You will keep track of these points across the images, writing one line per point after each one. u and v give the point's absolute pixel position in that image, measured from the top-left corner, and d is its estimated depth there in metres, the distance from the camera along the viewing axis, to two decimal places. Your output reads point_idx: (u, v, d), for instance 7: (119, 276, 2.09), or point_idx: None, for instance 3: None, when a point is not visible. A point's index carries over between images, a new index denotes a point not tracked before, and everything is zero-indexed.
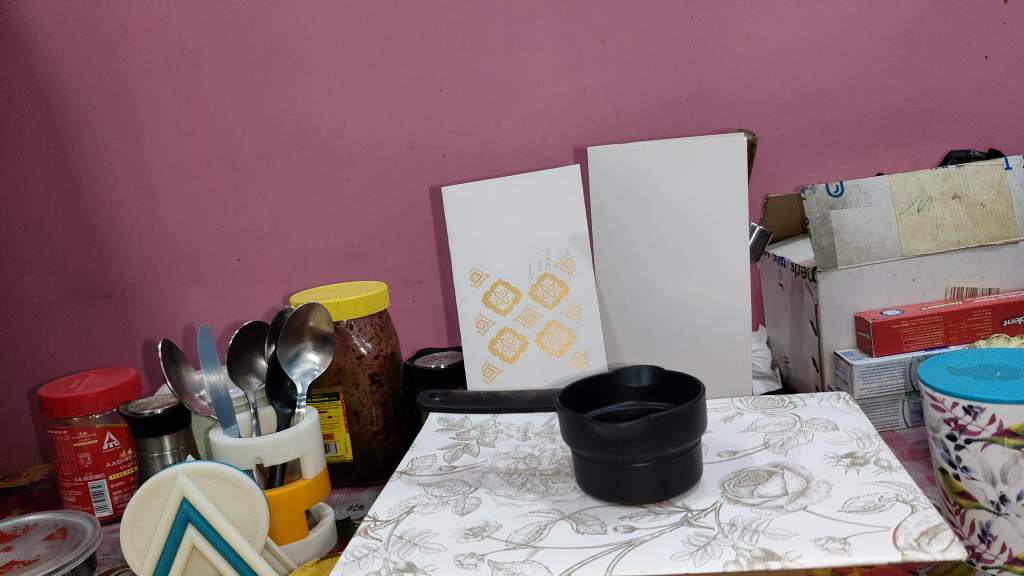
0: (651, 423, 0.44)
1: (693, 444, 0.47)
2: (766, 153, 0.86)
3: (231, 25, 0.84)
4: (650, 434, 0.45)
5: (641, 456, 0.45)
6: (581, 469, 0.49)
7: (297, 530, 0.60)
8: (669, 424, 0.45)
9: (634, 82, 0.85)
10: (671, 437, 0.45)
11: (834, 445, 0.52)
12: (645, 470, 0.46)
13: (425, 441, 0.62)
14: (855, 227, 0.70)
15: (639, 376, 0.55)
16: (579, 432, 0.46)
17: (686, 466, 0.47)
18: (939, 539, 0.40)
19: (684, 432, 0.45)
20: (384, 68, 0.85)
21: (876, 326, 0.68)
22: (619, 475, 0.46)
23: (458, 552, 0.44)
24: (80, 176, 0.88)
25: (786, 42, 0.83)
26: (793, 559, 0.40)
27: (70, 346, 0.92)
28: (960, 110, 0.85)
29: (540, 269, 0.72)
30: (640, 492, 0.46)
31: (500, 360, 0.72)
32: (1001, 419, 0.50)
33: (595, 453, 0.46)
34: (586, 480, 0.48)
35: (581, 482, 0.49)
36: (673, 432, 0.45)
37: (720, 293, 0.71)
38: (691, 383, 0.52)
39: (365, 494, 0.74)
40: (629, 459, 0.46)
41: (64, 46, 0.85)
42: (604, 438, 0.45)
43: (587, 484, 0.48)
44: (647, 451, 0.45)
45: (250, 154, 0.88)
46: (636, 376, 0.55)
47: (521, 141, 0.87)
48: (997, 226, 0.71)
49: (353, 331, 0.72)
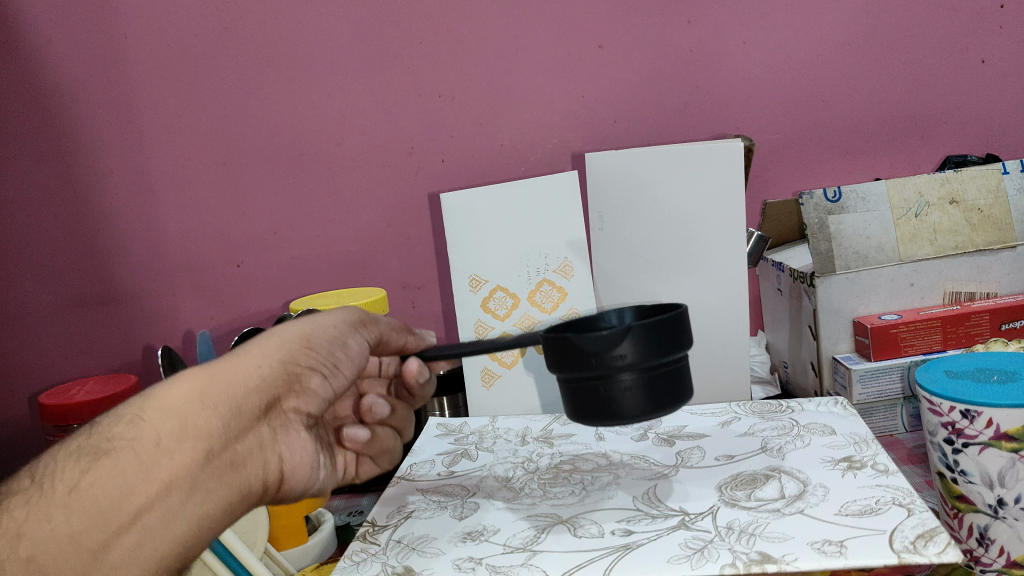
0: (639, 330, 0.44)
1: (680, 357, 0.47)
2: (763, 159, 0.87)
3: (231, 32, 0.85)
4: (639, 339, 0.44)
5: (627, 367, 0.44)
6: (573, 395, 0.47)
7: (297, 535, 0.63)
8: (658, 330, 0.45)
9: (632, 87, 0.85)
10: (660, 346, 0.45)
11: (832, 449, 0.52)
12: (633, 383, 0.45)
13: (424, 447, 0.62)
14: (853, 231, 0.71)
15: (627, 330, 0.54)
16: (568, 348, 0.45)
17: (675, 380, 0.47)
18: (935, 542, 0.40)
19: (675, 344, 0.45)
20: (383, 74, 0.86)
21: (875, 330, 0.68)
22: (605, 393, 0.45)
23: (457, 556, 0.45)
24: (80, 181, 0.89)
25: (783, 47, 0.83)
26: (789, 562, 0.40)
27: (70, 352, 0.93)
28: (957, 115, 0.85)
29: (539, 274, 0.73)
30: (627, 405, 0.45)
31: (499, 365, 0.73)
32: (998, 423, 0.50)
33: (581, 370, 0.45)
34: (577, 404, 0.47)
35: (573, 412, 0.48)
36: (663, 339, 0.45)
37: (718, 299, 0.71)
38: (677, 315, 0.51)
39: (364, 499, 0.77)
40: (615, 369, 0.44)
41: (64, 53, 0.86)
42: (592, 353, 0.44)
43: (578, 409, 0.47)
44: (633, 364, 0.44)
45: (250, 160, 0.88)
46: (623, 329, 0.54)
47: (520, 147, 0.87)
48: (994, 230, 0.71)
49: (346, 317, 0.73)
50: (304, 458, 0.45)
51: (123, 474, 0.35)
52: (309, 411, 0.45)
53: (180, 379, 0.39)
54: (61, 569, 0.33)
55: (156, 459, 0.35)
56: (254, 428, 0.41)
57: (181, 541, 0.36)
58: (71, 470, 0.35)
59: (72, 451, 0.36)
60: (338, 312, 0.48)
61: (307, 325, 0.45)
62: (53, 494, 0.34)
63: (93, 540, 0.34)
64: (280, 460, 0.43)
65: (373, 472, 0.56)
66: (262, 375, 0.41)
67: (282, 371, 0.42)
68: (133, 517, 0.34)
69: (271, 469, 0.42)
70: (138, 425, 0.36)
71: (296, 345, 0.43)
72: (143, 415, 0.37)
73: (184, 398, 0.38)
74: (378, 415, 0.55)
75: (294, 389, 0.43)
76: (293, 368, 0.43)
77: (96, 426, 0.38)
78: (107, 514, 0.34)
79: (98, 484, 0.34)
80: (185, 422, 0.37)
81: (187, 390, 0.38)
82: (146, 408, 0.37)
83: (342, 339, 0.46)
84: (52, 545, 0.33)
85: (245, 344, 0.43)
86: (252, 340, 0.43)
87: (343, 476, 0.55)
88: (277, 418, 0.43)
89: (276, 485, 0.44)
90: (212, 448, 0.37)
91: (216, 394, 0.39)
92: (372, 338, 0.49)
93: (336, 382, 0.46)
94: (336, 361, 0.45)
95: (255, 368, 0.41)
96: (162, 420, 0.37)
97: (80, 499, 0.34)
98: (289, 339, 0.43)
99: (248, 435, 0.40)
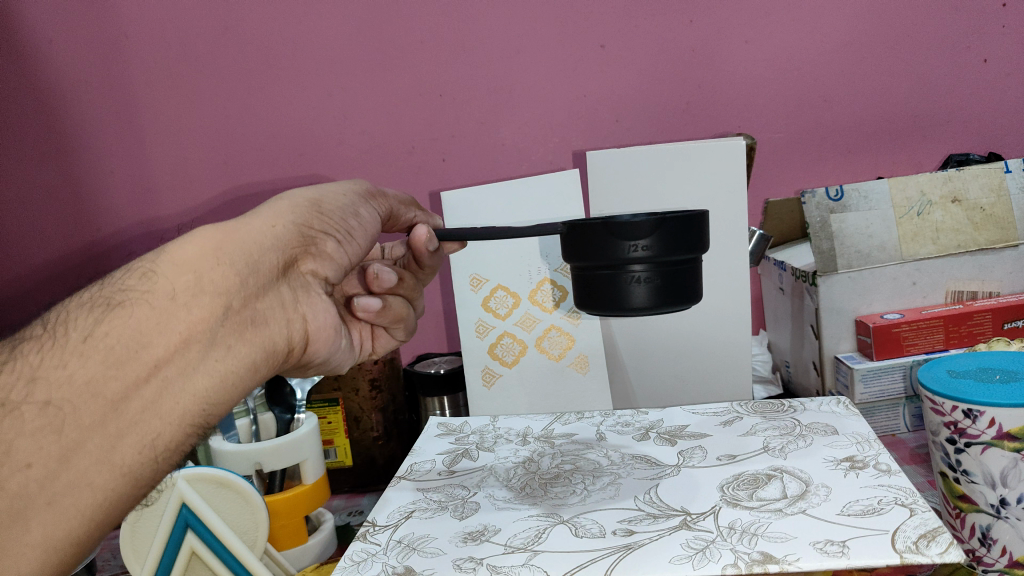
0: (659, 223, 0.43)
1: (695, 259, 0.46)
2: (765, 158, 0.87)
3: (231, 31, 0.85)
4: (660, 232, 0.43)
5: (641, 258, 0.44)
6: (585, 284, 0.47)
7: (297, 536, 0.63)
8: (679, 228, 0.44)
9: (633, 86, 0.85)
10: (681, 245, 0.44)
11: (834, 449, 0.52)
12: (643, 276, 0.44)
13: (425, 445, 0.62)
14: (855, 230, 0.70)
15: None
16: (588, 232, 0.45)
17: (687, 280, 0.46)
18: (938, 542, 0.40)
19: (693, 244, 0.44)
20: (384, 73, 0.86)
21: (877, 330, 0.68)
22: (618, 282, 0.45)
23: (457, 556, 0.44)
24: (81, 180, 0.89)
25: (785, 45, 0.83)
26: (791, 562, 0.40)
27: None
28: (959, 114, 0.85)
29: (540, 273, 0.73)
30: (635, 298, 0.45)
31: (500, 365, 0.72)
32: (1000, 422, 0.50)
33: (597, 257, 0.45)
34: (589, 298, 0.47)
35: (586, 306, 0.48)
36: (684, 240, 0.44)
37: (719, 298, 0.71)
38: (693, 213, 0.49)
39: (365, 499, 0.77)
40: (624, 263, 0.44)
41: (63, 51, 0.85)
42: (611, 237, 0.44)
43: (590, 303, 0.47)
44: (649, 256, 0.44)
45: (250, 159, 0.88)
46: None
47: (520, 146, 0.87)
48: (996, 229, 0.71)
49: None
50: (326, 322, 0.44)
51: (140, 323, 0.33)
52: (330, 279, 0.43)
53: (194, 233, 0.36)
54: (79, 417, 0.31)
55: (174, 312, 0.34)
56: (276, 287, 0.39)
57: (204, 397, 0.34)
58: (85, 318, 0.33)
59: (85, 301, 0.35)
60: (346, 184, 0.46)
61: (316, 192, 0.43)
62: (67, 342, 0.33)
63: (112, 390, 0.32)
64: (304, 322, 0.42)
65: (390, 343, 0.59)
66: (279, 235, 0.39)
67: (298, 233, 0.40)
68: (152, 368, 0.33)
69: (295, 329, 0.41)
70: (153, 278, 0.34)
71: (309, 208, 0.41)
72: (157, 269, 0.35)
73: (201, 252, 0.35)
74: (386, 283, 0.53)
75: (314, 251, 0.41)
76: (309, 232, 0.41)
77: (107, 280, 0.36)
78: (126, 364, 0.32)
79: (115, 332, 0.33)
80: (204, 275, 0.35)
81: (203, 243, 0.36)
82: (161, 261, 0.35)
83: (354, 210, 0.45)
84: (67, 390, 0.31)
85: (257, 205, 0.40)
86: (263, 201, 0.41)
87: (362, 350, 0.58)
88: (299, 281, 0.41)
89: (300, 345, 0.43)
90: (232, 303, 0.35)
91: (232, 251, 0.36)
92: (380, 210, 0.48)
93: (351, 250, 0.44)
94: (349, 229, 0.44)
95: (272, 227, 0.39)
96: (179, 274, 0.35)
97: (96, 346, 0.32)
98: (301, 203, 0.41)
99: (270, 294, 0.38)
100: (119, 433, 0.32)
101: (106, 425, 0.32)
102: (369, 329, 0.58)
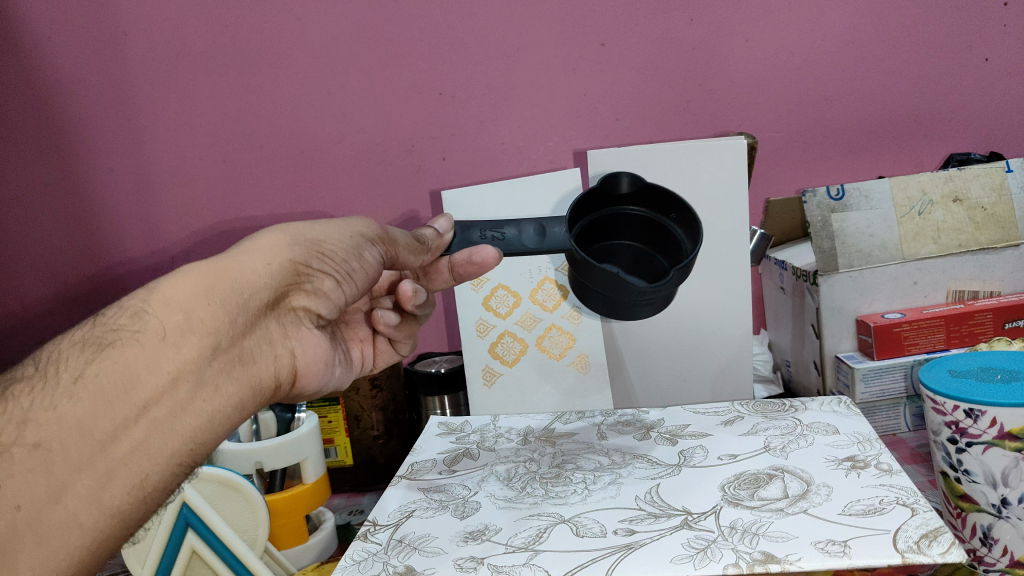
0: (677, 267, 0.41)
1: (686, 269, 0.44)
2: (765, 157, 0.87)
3: (231, 29, 0.84)
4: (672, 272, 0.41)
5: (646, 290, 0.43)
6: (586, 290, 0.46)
7: (297, 535, 0.63)
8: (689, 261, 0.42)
9: (633, 85, 0.85)
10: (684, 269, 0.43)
11: (835, 448, 0.52)
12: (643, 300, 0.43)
13: (425, 445, 0.62)
14: (856, 229, 0.70)
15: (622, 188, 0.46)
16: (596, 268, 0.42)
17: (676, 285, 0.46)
18: (939, 542, 0.40)
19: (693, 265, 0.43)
20: (384, 72, 0.85)
21: (878, 329, 0.68)
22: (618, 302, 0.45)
23: (458, 556, 0.44)
24: (80, 179, 0.89)
25: (785, 44, 0.83)
26: (792, 562, 0.39)
27: None
28: (960, 113, 0.85)
29: (541, 272, 0.73)
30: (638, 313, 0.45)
31: (500, 364, 0.72)
32: (1002, 422, 0.50)
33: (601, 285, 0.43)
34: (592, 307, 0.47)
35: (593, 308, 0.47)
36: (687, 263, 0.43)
37: (720, 297, 0.71)
38: (675, 212, 0.46)
39: (365, 498, 0.77)
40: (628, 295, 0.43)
41: (63, 50, 0.85)
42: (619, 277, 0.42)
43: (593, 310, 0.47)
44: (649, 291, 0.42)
45: (250, 157, 0.88)
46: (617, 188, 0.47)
47: (520, 145, 0.87)
48: (997, 229, 0.70)
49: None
50: (318, 356, 0.45)
51: (130, 364, 0.34)
52: (323, 314, 0.43)
53: (183, 271, 0.37)
54: (68, 456, 0.33)
55: (162, 353, 0.34)
56: (263, 323, 0.39)
57: (192, 436, 0.36)
58: (77, 358, 0.34)
59: (76, 340, 0.35)
60: (351, 220, 0.43)
61: (320, 228, 0.41)
62: (60, 383, 0.34)
63: (101, 429, 0.33)
64: (292, 356, 0.43)
65: (393, 357, 0.59)
66: (272, 274, 0.38)
67: (289, 273, 0.39)
68: (141, 409, 0.34)
69: (283, 363, 0.42)
70: (143, 317, 0.35)
71: (309, 247, 0.40)
72: (147, 308, 0.35)
73: (190, 291, 0.36)
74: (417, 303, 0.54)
75: (309, 286, 0.41)
76: (302, 271, 0.40)
77: (100, 316, 0.36)
78: (113, 405, 0.33)
79: (105, 374, 0.34)
80: (193, 315, 0.35)
81: (192, 285, 0.36)
82: (152, 300, 0.35)
83: (355, 248, 0.42)
84: (57, 430, 0.33)
85: (251, 238, 0.39)
86: (257, 231, 0.40)
87: (363, 367, 0.57)
88: (288, 316, 0.42)
89: (290, 380, 0.44)
90: (220, 342, 0.36)
91: (221, 293, 0.36)
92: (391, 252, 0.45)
93: (349, 289, 0.43)
94: (350, 269, 0.42)
95: (267, 267, 0.38)
96: (168, 314, 0.35)
97: (87, 386, 0.33)
98: (299, 241, 0.40)
99: (257, 331, 0.39)
100: (108, 471, 0.33)
101: (94, 466, 0.33)
102: (371, 343, 0.57)
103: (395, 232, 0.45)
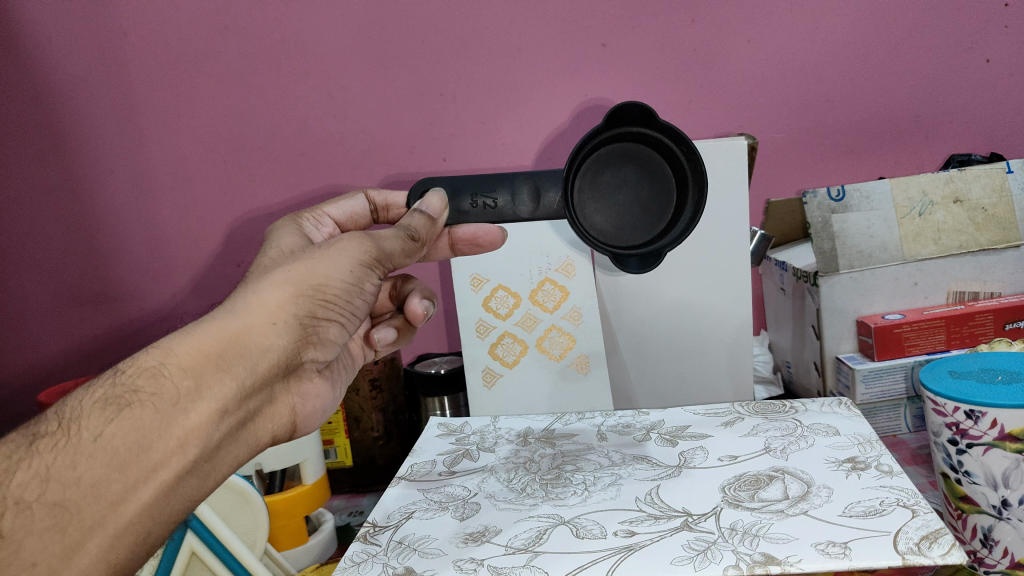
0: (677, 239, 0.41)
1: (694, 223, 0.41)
2: (765, 158, 0.87)
3: (231, 30, 0.84)
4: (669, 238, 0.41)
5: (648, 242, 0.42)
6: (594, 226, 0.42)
7: (297, 537, 0.63)
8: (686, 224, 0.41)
9: (634, 85, 0.85)
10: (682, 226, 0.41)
11: (835, 450, 0.52)
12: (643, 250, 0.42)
13: (425, 446, 0.61)
14: (857, 230, 0.70)
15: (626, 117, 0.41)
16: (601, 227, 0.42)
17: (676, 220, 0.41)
18: (939, 544, 0.39)
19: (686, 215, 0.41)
20: (384, 73, 0.85)
21: (879, 331, 0.68)
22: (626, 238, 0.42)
23: (458, 557, 0.44)
24: (81, 178, 0.89)
25: (786, 45, 0.83)
26: (792, 563, 0.39)
27: (72, 348, 0.94)
28: (960, 115, 0.85)
29: (541, 273, 0.73)
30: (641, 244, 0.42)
31: (500, 365, 0.72)
32: (1002, 423, 0.50)
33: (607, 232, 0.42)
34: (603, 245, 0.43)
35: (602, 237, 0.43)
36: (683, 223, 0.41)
37: (720, 297, 0.71)
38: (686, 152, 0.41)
39: (365, 499, 0.77)
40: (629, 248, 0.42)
41: (62, 51, 0.85)
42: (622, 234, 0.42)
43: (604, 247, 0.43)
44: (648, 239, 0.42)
45: (251, 158, 0.88)
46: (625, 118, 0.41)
47: (521, 146, 0.88)
48: (998, 229, 0.70)
49: (331, 218, 0.53)
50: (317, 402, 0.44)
51: (147, 427, 0.32)
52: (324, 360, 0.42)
53: (195, 332, 0.35)
54: (82, 518, 0.30)
55: (176, 417, 0.32)
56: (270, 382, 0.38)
57: (191, 495, 0.34)
58: (95, 417, 0.31)
59: (96, 396, 0.32)
60: (349, 247, 0.40)
61: (322, 270, 0.39)
62: (76, 442, 0.31)
63: (114, 492, 0.31)
64: (292, 409, 0.42)
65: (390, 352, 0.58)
66: (279, 334, 0.37)
67: (296, 327, 0.38)
68: (154, 473, 0.32)
69: (283, 416, 0.41)
70: (160, 378, 0.33)
71: (314, 297, 0.38)
72: (164, 370, 0.33)
73: (205, 355, 0.34)
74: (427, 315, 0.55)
75: (315, 335, 0.40)
76: (308, 323, 0.38)
77: (117, 371, 0.34)
78: (129, 467, 0.31)
79: (123, 437, 0.31)
80: (205, 380, 0.34)
81: (207, 347, 0.34)
82: (169, 362, 0.33)
83: (359, 287, 0.40)
84: (74, 492, 0.30)
85: (255, 289, 0.37)
86: (261, 282, 0.37)
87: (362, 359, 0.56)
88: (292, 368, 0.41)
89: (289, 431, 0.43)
90: (229, 405, 0.35)
91: (234, 359, 0.35)
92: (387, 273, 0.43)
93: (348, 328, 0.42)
94: (350, 309, 0.41)
95: (273, 326, 0.37)
96: (184, 377, 0.33)
97: (104, 451, 0.31)
98: (303, 291, 0.38)
99: (263, 390, 0.38)
100: (117, 533, 0.31)
101: (106, 525, 0.31)
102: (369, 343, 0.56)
103: (390, 243, 0.41)
